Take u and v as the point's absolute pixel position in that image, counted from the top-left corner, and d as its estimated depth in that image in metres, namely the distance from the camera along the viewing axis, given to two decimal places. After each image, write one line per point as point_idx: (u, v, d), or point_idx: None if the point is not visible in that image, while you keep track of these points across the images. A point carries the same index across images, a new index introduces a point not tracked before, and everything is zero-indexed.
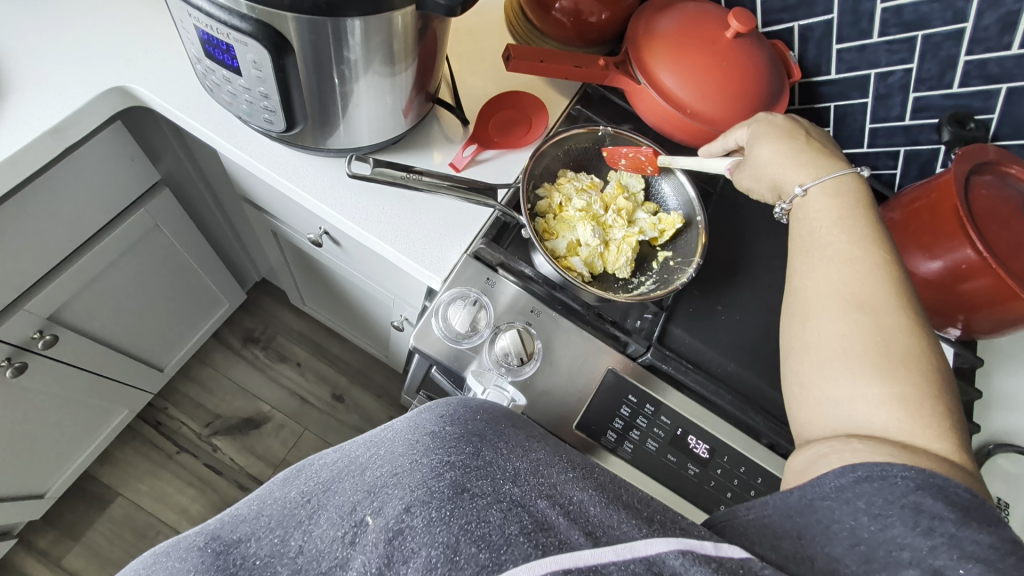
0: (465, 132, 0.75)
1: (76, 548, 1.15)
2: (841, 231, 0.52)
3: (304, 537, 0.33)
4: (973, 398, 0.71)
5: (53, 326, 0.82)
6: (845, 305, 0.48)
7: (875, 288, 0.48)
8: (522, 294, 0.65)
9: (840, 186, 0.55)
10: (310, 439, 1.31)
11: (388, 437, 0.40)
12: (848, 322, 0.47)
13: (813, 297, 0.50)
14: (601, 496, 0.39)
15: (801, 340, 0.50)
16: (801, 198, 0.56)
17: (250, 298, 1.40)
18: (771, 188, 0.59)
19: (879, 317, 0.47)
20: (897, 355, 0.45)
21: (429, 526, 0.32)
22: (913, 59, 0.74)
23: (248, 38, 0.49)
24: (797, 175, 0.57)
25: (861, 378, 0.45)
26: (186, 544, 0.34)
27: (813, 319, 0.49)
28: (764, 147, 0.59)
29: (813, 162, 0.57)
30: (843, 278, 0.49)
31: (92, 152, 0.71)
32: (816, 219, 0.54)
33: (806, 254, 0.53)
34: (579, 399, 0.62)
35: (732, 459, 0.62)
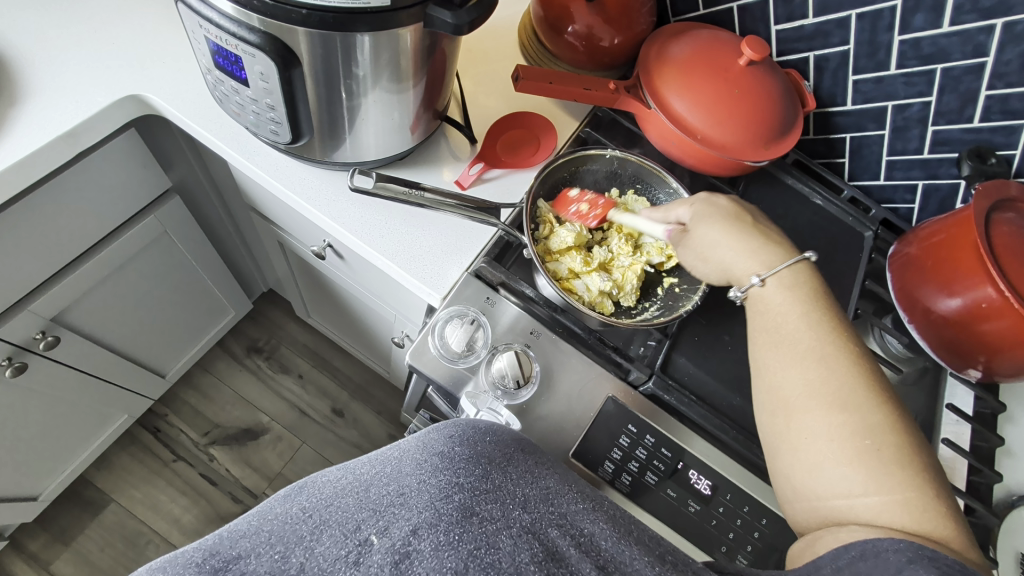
0: (473, 150, 0.74)
1: (65, 553, 1.14)
2: (805, 322, 0.52)
3: (307, 554, 0.32)
4: (995, 445, 0.67)
5: (55, 327, 0.82)
6: (827, 405, 0.47)
7: (848, 382, 0.48)
8: (523, 315, 0.63)
9: (795, 281, 0.55)
10: (308, 453, 1.29)
11: (395, 456, 0.40)
12: (831, 422, 0.46)
13: (792, 399, 0.49)
14: (614, 530, 0.38)
15: (786, 442, 0.48)
16: (758, 288, 0.56)
17: (256, 308, 1.41)
18: (720, 273, 0.59)
19: (860, 414, 0.46)
20: (888, 455, 0.45)
21: (436, 549, 0.32)
22: (931, 92, 0.73)
23: (256, 49, 0.49)
24: (750, 264, 0.57)
25: (851, 473, 0.44)
26: (184, 560, 0.32)
27: (794, 414, 0.48)
28: (709, 228, 0.59)
29: (761, 249, 0.57)
30: (812, 375, 0.49)
31: (105, 157, 0.73)
32: (779, 314, 0.53)
33: (778, 348, 0.52)
34: (576, 426, 0.60)
35: (736, 498, 0.59)
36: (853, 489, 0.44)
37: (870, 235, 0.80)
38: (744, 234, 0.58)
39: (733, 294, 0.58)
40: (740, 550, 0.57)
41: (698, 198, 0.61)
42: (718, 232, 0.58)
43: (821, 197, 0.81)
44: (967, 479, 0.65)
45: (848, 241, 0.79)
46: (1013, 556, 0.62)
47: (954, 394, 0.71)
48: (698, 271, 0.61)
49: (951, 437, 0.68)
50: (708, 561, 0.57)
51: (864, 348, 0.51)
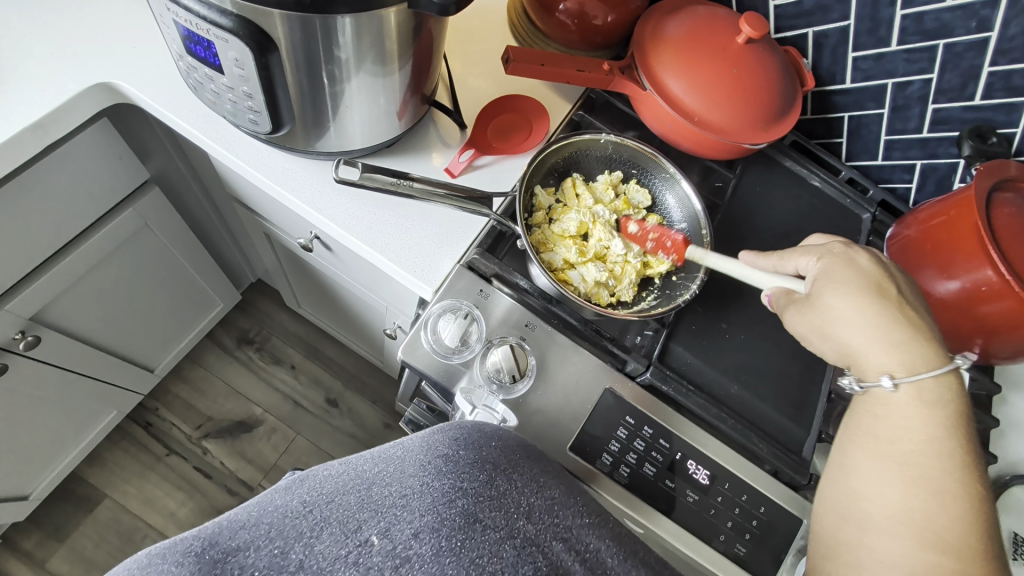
0: (462, 137, 0.72)
1: (61, 550, 1.13)
2: (929, 446, 0.47)
3: (306, 552, 0.31)
4: (989, 426, 0.67)
5: (36, 327, 0.79)
6: (921, 542, 0.44)
7: (954, 528, 0.44)
8: (517, 307, 0.62)
9: (937, 398, 0.49)
10: (303, 444, 1.28)
11: (399, 454, 0.38)
12: (918, 558, 0.43)
13: (883, 519, 0.46)
14: (620, 550, 0.37)
15: (852, 554, 0.46)
16: (888, 390, 0.50)
17: (245, 298, 1.38)
18: (841, 352, 0.54)
19: (959, 564, 0.42)
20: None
21: (437, 555, 0.31)
22: (932, 69, 0.71)
23: (228, 34, 0.46)
24: (884, 361, 0.51)
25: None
26: (183, 547, 0.31)
27: (874, 535, 0.46)
28: (835, 297, 0.53)
29: (903, 343, 0.51)
30: (913, 505, 0.45)
31: (77, 148, 0.69)
32: (899, 427, 0.49)
33: (880, 458, 0.48)
34: (573, 419, 0.59)
35: (734, 487, 0.59)
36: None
37: (867, 217, 0.78)
38: (892, 323, 0.52)
39: (847, 384, 0.53)
40: (738, 538, 0.57)
41: (832, 251, 0.56)
42: (856, 313, 0.52)
43: (819, 178, 0.80)
44: None
45: (845, 223, 0.78)
46: (1007, 535, 0.63)
47: None
48: (811, 343, 0.56)
49: None
50: (707, 551, 0.57)
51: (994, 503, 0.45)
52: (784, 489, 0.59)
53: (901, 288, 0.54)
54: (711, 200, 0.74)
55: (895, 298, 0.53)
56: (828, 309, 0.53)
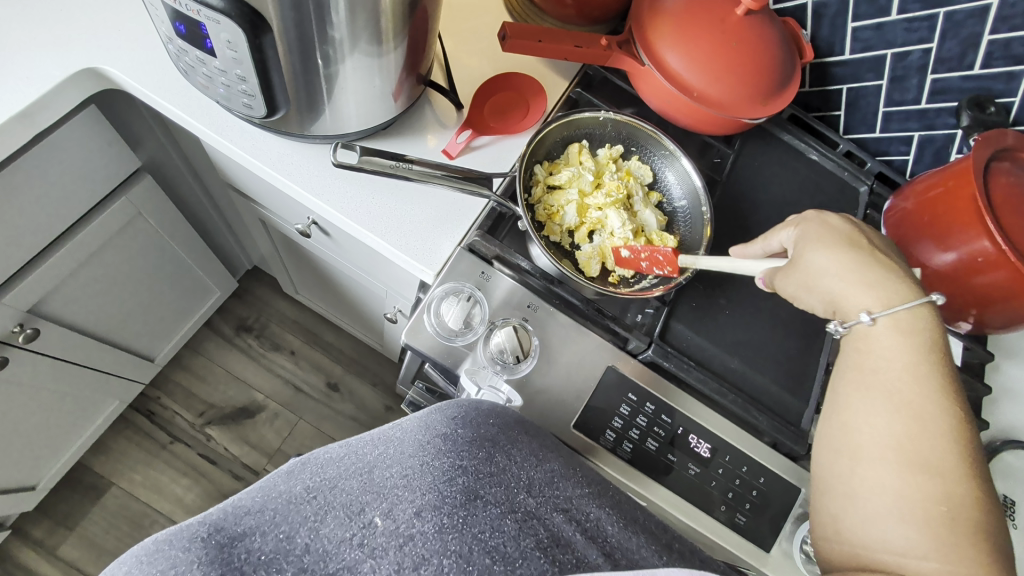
0: (459, 117, 0.71)
1: (71, 537, 1.15)
2: (909, 371, 0.49)
3: (311, 535, 0.31)
4: (982, 394, 0.69)
5: (34, 319, 0.79)
6: (905, 463, 0.46)
7: (938, 445, 0.45)
8: (519, 288, 0.62)
9: (912, 326, 0.50)
10: (306, 428, 1.29)
11: (398, 436, 0.39)
12: (908, 478, 0.45)
13: (866, 442, 0.48)
14: (617, 516, 0.39)
15: (846, 486, 0.48)
16: (867, 325, 0.52)
17: (243, 286, 1.37)
18: (827, 303, 0.54)
19: (940, 479, 0.44)
20: (964, 528, 0.43)
21: (440, 532, 0.31)
22: (932, 38, 0.71)
23: (220, 15, 0.45)
24: (864, 298, 0.52)
25: (909, 533, 0.44)
26: (190, 533, 0.31)
27: (865, 464, 0.47)
28: (818, 251, 0.55)
29: (880, 283, 0.53)
30: (898, 428, 0.47)
31: (66, 136, 0.68)
32: (880, 356, 0.50)
33: (870, 390, 0.49)
34: (575, 398, 0.60)
35: (734, 459, 0.60)
36: (909, 549, 0.43)
37: (865, 190, 0.79)
38: (858, 264, 0.53)
39: (832, 328, 0.54)
40: (738, 508, 0.59)
41: (809, 217, 0.58)
42: (828, 258, 0.54)
43: (817, 152, 0.80)
44: None
45: (842, 196, 0.78)
46: (996, 498, 0.65)
47: None
48: (800, 301, 0.56)
49: None
50: (708, 521, 0.58)
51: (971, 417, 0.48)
52: (783, 459, 0.61)
53: (875, 240, 0.56)
54: (710, 176, 0.74)
55: (871, 251, 0.55)
56: (814, 264, 0.54)
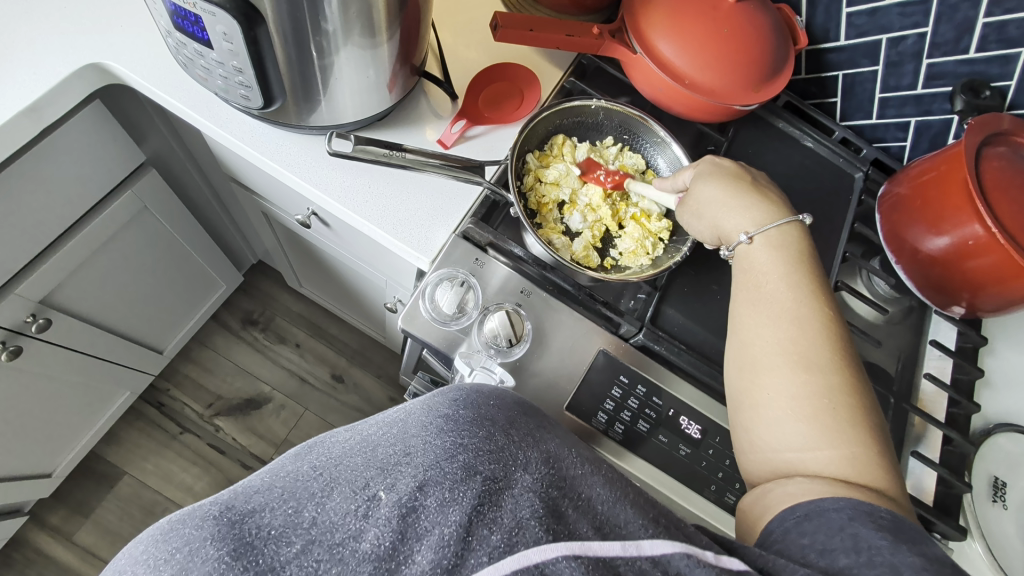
0: (454, 108, 0.72)
1: (86, 524, 1.18)
2: (786, 282, 0.52)
3: (318, 509, 0.32)
4: (975, 377, 0.69)
5: (46, 309, 0.81)
6: (793, 366, 0.48)
7: (816, 345, 0.48)
8: (513, 275, 0.63)
9: (782, 242, 0.54)
10: (311, 418, 1.32)
11: (401, 417, 0.40)
12: (795, 380, 0.47)
13: (762, 355, 0.49)
14: (613, 490, 0.39)
15: (749, 399, 0.49)
16: (746, 245, 0.55)
17: (248, 280, 1.40)
18: (711, 230, 0.58)
19: (823, 376, 0.47)
20: (844, 412, 0.46)
21: (441, 505, 0.33)
22: (927, 22, 0.71)
23: (216, 8, 0.47)
24: (740, 221, 0.56)
25: (804, 430, 0.46)
26: (202, 512, 0.32)
27: (761, 373, 0.49)
28: (708, 185, 0.58)
29: (756, 206, 0.56)
30: (786, 336, 0.49)
31: (72, 130, 0.70)
32: (764, 274, 0.53)
33: (757, 305, 0.52)
34: (568, 381, 0.61)
35: (725, 440, 0.61)
36: (804, 443, 0.45)
37: (860, 177, 0.79)
38: (739, 191, 0.57)
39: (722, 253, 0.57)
40: (729, 488, 0.60)
41: (704, 158, 0.60)
42: (712, 187, 0.57)
43: (812, 139, 0.80)
44: (947, 411, 0.67)
45: (837, 183, 0.78)
46: (987, 479, 0.66)
47: (938, 331, 0.72)
48: (691, 229, 0.60)
49: (934, 372, 0.69)
50: (698, 500, 0.59)
51: (840, 311, 0.51)
52: None
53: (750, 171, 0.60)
54: None
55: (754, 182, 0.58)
56: (703, 196, 0.58)
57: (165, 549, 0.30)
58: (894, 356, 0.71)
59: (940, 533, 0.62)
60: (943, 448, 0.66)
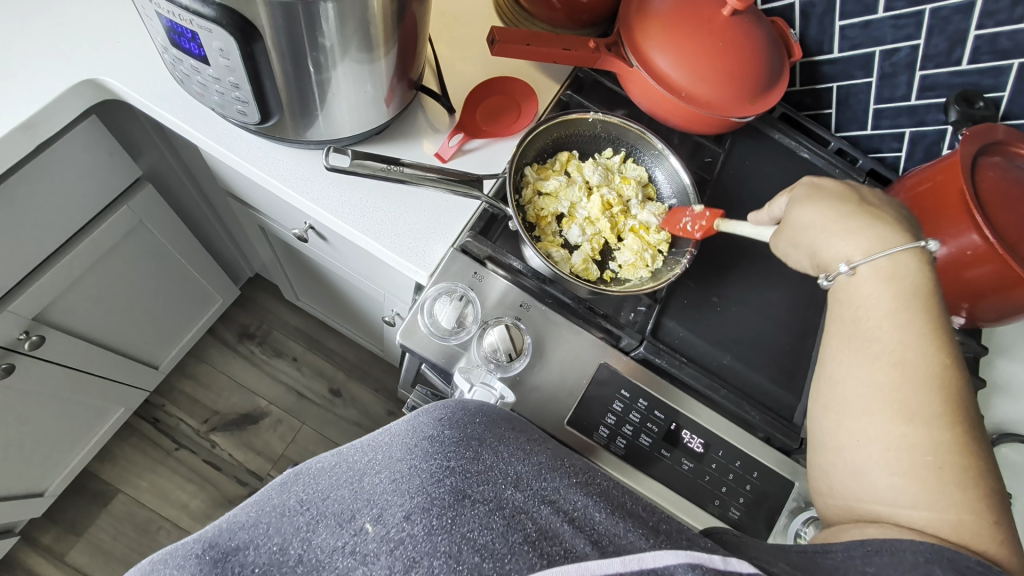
0: (452, 121, 0.72)
1: (79, 544, 1.16)
2: (889, 320, 0.47)
3: (304, 546, 0.32)
4: (977, 387, 0.69)
5: (39, 326, 0.80)
6: (892, 416, 0.45)
7: (923, 391, 0.44)
8: (512, 289, 0.63)
9: (895, 272, 0.49)
10: (309, 433, 1.30)
11: (386, 440, 0.39)
12: (895, 430, 0.44)
13: (853, 398, 0.47)
14: (605, 503, 0.38)
15: (834, 444, 0.48)
16: (848, 276, 0.51)
17: (245, 293, 1.39)
18: (812, 258, 0.54)
19: (927, 429, 0.43)
20: (951, 474, 0.42)
21: (429, 534, 0.32)
22: (919, 35, 0.72)
23: (212, 24, 0.47)
24: (844, 248, 0.51)
25: (898, 484, 0.43)
26: (183, 551, 0.32)
27: (848, 417, 0.47)
28: (806, 207, 0.54)
29: (864, 229, 0.51)
30: (882, 378, 0.46)
31: (68, 146, 0.69)
32: (862, 306, 0.49)
33: (850, 341, 0.49)
34: (569, 395, 0.60)
35: (728, 454, 0.60)
36: (897, 498, 0.43)
37: None
38: (847, 214, 0.52)
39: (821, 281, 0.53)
40: (733, 503, 0.59)
41: (801, 183, 0.57)
42: (811, 208, 0.54)
43: (808, 150, 0.80)
44: None
45: None
46: None
47: None
48: (792, 259, 0.56)
49: None
50: (703, 516, 0.59)
51: (960, 349, 0.46)
52: (777, 454, 0.61)
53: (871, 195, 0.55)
54: (701, 175, 0.75)
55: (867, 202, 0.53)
56: (800, 220, 0.54)
57: None
58: None
59: None
60: None
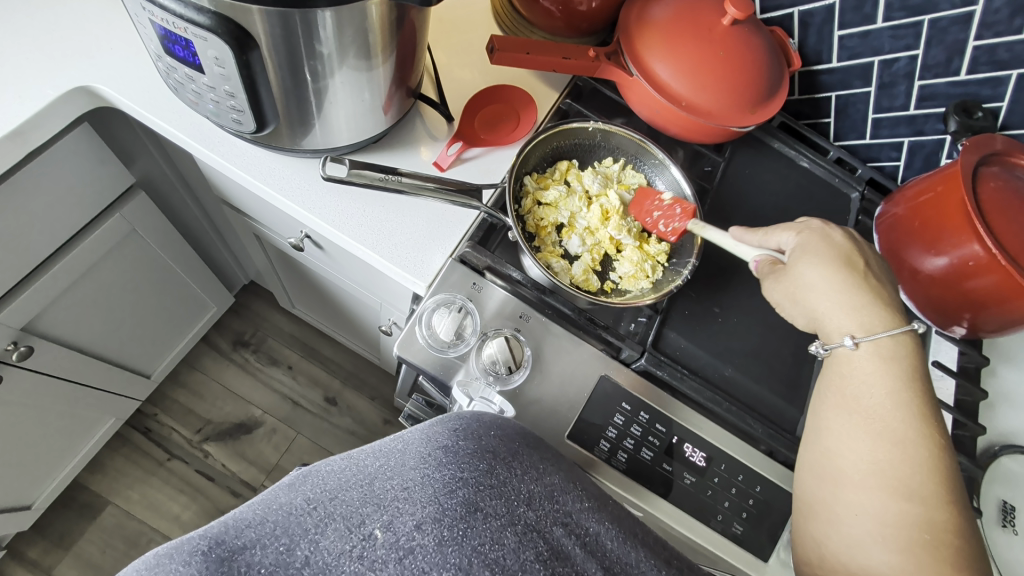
0: (450, 130, 0.71)
1: (67, 557, 1.13)
2: (891, 401, 0.50)
3: (311, 548, 0.30)
4: (979, 398, 0.68)
5: (28, 337, 0.79)
6: (886, 491, 0.47)
7: (919, 474, 0.47)
8: (510, 299, 0.62)
9: (893, 353, 0.52)
10: (303, 443, 1.29)
11: (399, 447, 0.38)
12: (890, 507, 0.47)
13: (851, 471, 0.49)
14: (618, 530, 0.38)
15: (829, 513, 0.49)
16: (849, 349, 0.53)
17: (239, 301, 1.37)
18: (808, 319, 0.56)
19: (920, 508, 0.46)
20: (943, 553, 0.45)
21: (440, 544, 0.31)
22: (918, 45, 0.72)
23: (207, 32, 0.46)
24: (846, 322, 0.53)
25: (890, 559, 0.46)
26: (191, 547, 0.30)
27: (846, 489, 0.49)
28: (812, 266, 0.55)
29: (865, 308, 0.53)
30: (882, 457, 0.48)
31: (58, 154, 0.68)
32: (862, 382, 0.51)
33: (850, 414, 0.51)
34: (569, 408, 0.59)
35: (730, 467, 0.60)
36: (892, 575, 0.45)
37: (856, 196, 0.79)
38: (853, 287, 0.54)
39: (814, 349, 0.55)
40: (735, 517, 0.58)
41: (810, 226, 0.58)
42: (823, 275, 0.54)
43: (808, 159, 0.80)
44: (952, 432, 0.66)
45: (834, 202, 0.78)
46: (996, 503, 0.65)
47: (939, 351, 0.71)
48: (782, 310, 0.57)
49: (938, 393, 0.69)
50: (705, 531, 0.58)
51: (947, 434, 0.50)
52: (780, 467, 0.60)
53: (870, 261, 0.56)
54: (700, 184, 0.75)
55: (865, 270, 0.55)
56: (804, 277, 0.55)
57: None
58: None
59: None
60: None
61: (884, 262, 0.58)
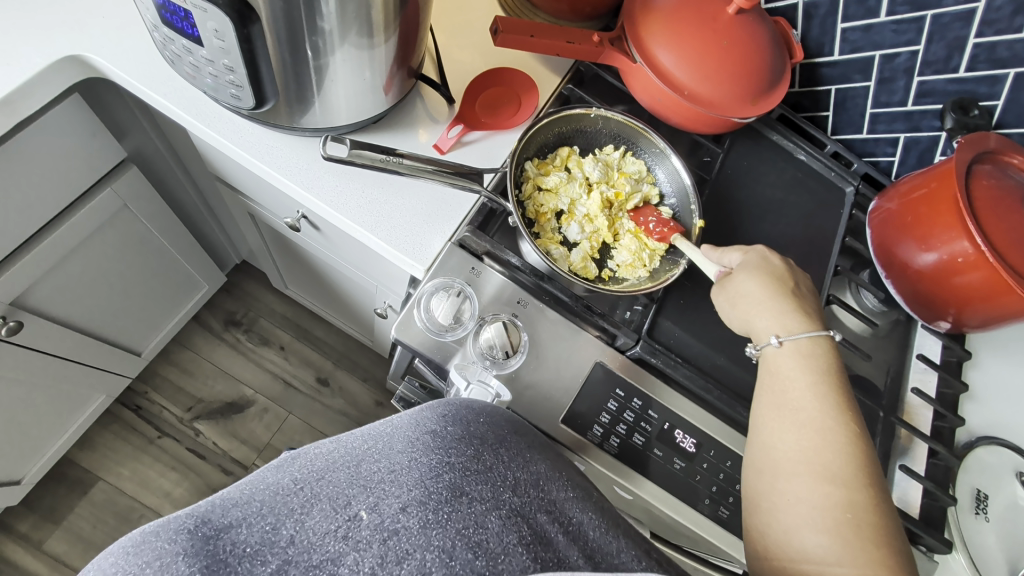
0: (451, 112, 0.71)
1: (56, 532, 1.13)
2: (812, 392, 0.52)
3: (296, 528, 0.30)
4: (959, 392, 0.70)
5: (17, 312, 0.78)
6: (816, 476, 0.47)
7: (841, 458, 0.48)
8: (508, 284, 0.62)
9: (812, 351, 0.55)
10: (295, 422, 1.29)
11: (387, 432, 0.39)
12: (818, 490, 0.47)
13: (783, 459, 0.49)
14: (602, 519, 0.37)
15: (768, 501, 0.48)
16: (775, 348, 0.56)
17: (231, 279, 1.36)
18: (742, 323, 0.59)
19: (844, 490, 0.46)
20: (867, 534, 0.44)
21: (425, 527, 0.31)
22: (920, 40, 0.72)
23: (208, 4, 0.45)
24: (772, 323, 0.57)
25: (826, 542, 0.44)
26: (176, 525, 0.30)
27: (780, 477, 0.49)
28: (750, 278, 0.59)
29: (789, 312, 0.57)
30: (807, 443, 0.49)
31: (47, 126, 0.66)
32: (789, 377, 0.54)
33: (780, 409, 0.52)
34: (564, 394, 0.60)
35: (719, 454, 0.61)
36: (826, 557, 0.44)
37: (851, 191, 0.80)
38: (780, 296, 0.58)
39: (750, 349, 0.58)
40: (722, 502, 0.60)
41: (755, 249, 0.62)
42: (754, 283, 0.59)
43: (806, 152, 0.81)
44: (932, 424, 0.68)
45: (829, 196, 0.79)
46: (970, 492, 0.67)
47: (923, 345, 0.73)
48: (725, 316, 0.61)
49: (920, 385, 0.71)
50: (693, 514, 0.59)
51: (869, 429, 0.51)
52: None
53: (801, 284, 0.61)
54: (699, 174, 0.75)
55: (795, 287, 0.59)
56: (743, 286, 0.59)
57: (134, 563, 0.28)
58: (882, 370, 0.71)
59: (926, 546, 0.63)
60: (928, 461, 0.67)
61: (814, 288, 0.62)
